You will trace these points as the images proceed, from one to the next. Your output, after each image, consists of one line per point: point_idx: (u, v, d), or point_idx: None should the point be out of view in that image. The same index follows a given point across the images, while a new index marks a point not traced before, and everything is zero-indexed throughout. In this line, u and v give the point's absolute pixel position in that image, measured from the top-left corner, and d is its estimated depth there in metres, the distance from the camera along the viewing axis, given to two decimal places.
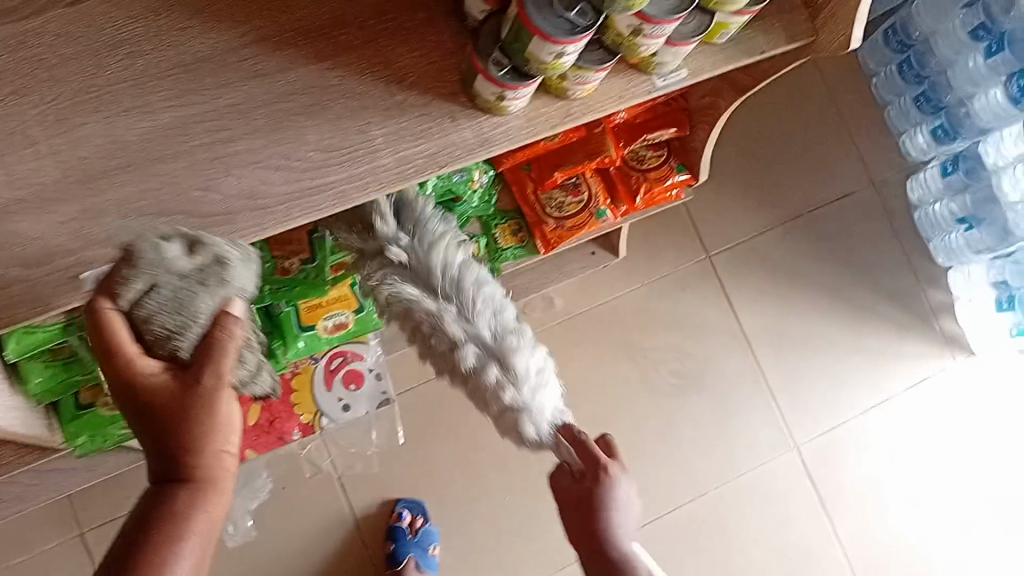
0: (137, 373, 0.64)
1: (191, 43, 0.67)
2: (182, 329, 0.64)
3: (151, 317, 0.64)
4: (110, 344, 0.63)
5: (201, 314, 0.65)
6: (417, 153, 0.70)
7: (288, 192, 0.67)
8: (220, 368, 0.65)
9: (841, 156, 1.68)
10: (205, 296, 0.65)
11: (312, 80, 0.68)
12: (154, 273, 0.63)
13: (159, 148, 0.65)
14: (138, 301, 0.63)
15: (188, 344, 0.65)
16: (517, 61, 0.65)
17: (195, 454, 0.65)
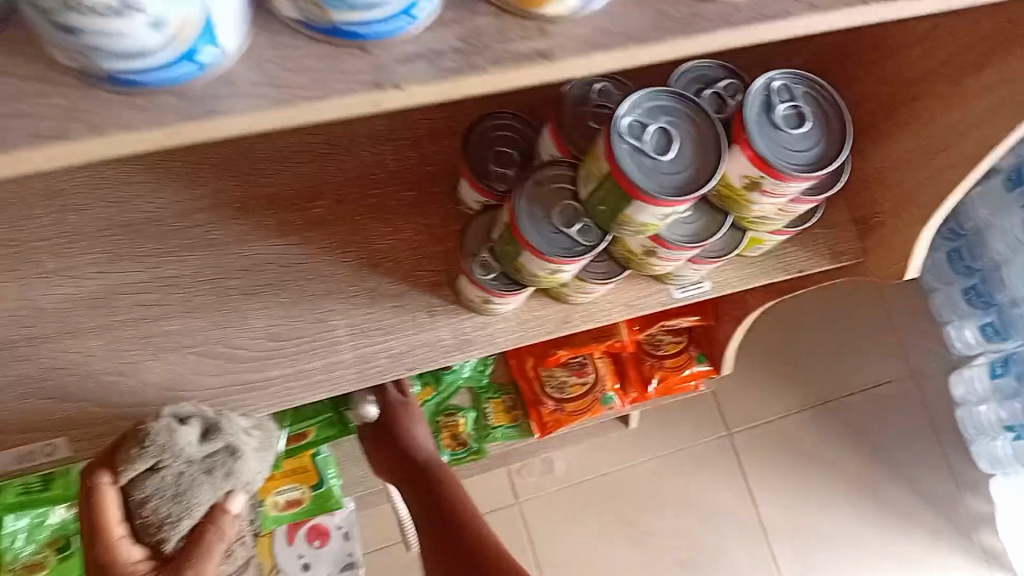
0: (115, 564, 0.51)
1: (137, 202, 0.58)
2: (173, 520, 0.52)
3: (146, 502, 0.51)
4: (98, 523, 0.51)
5: (197, 507, 0.52)
6: (380, 352, 0.59)
7: (220, 386, 0.56)
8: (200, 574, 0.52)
9: (880, 340, 1.56)
10: (209, 489, 0.52)
11: (271, 256, 0.59)
12: (159, 458, 0.50)
13: (76, 320, 0.55)
14: (138, 481, 0.51)
15: (179, 539, 0.53)
16: (506, 266, 0.56)
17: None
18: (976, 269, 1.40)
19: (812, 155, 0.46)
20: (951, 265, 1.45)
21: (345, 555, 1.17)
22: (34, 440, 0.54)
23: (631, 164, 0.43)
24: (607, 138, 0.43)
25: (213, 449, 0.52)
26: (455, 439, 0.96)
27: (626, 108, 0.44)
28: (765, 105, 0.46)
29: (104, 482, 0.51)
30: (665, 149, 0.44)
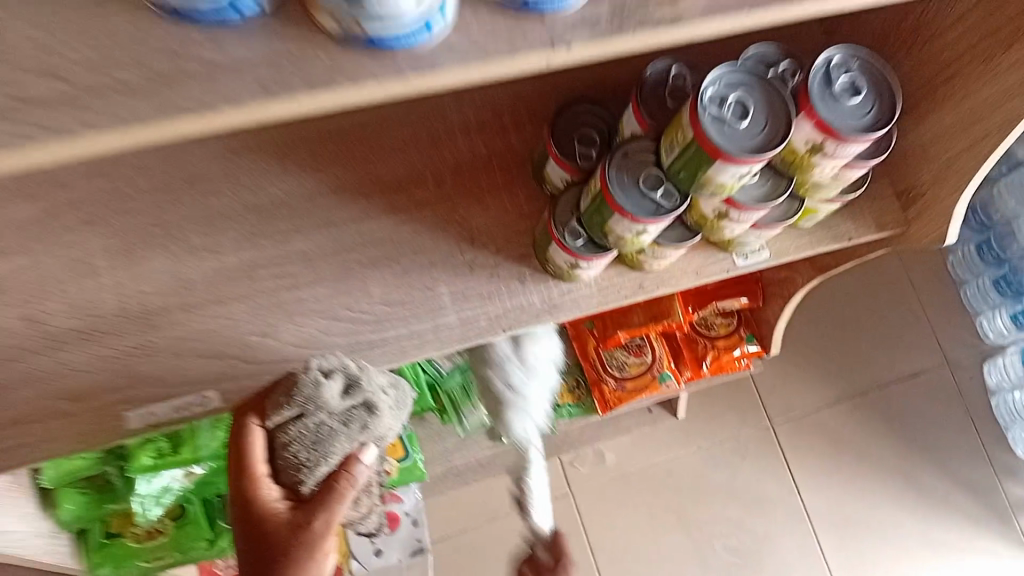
0: (257, 497, 0.62)
1: (268, 187, 0.67)
2: (311, 464, 0.63)
3: (289, 444, 0.63)
4: (246, 460, 0.63)
5: (333, 454, 0.63)
6: (480, 315, 0.67)
7: (345, 345, 0.65)
8: (330, 511, 0.62)
9: (915, 331, 1.62)
10: (343, 440, 0.63)
11: (383, 232, 0.67)
12: (306, 405, 0.61)
13: (222, 290, 0.64)
14: (283, 425, 0.62)
15: (313, 483, 0.63)
16: (593, 233, 0.64)
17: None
18: (1006, 260, 1.45)
19: (869, 121, 0.54)
20: (981, 257, 1.51)
21: (416, 539, 1.26)
22: (190, 391, 0.63)
23: (711, 128, 0.51)
24: (692, 107, 0.52)
25: (352, 403, 0.62)
26: None
27: (708, 81, 0.52)
28: (829, 75, 0.54)
29: (255, 422, 0.63)
30: (741, 117, 0.52)
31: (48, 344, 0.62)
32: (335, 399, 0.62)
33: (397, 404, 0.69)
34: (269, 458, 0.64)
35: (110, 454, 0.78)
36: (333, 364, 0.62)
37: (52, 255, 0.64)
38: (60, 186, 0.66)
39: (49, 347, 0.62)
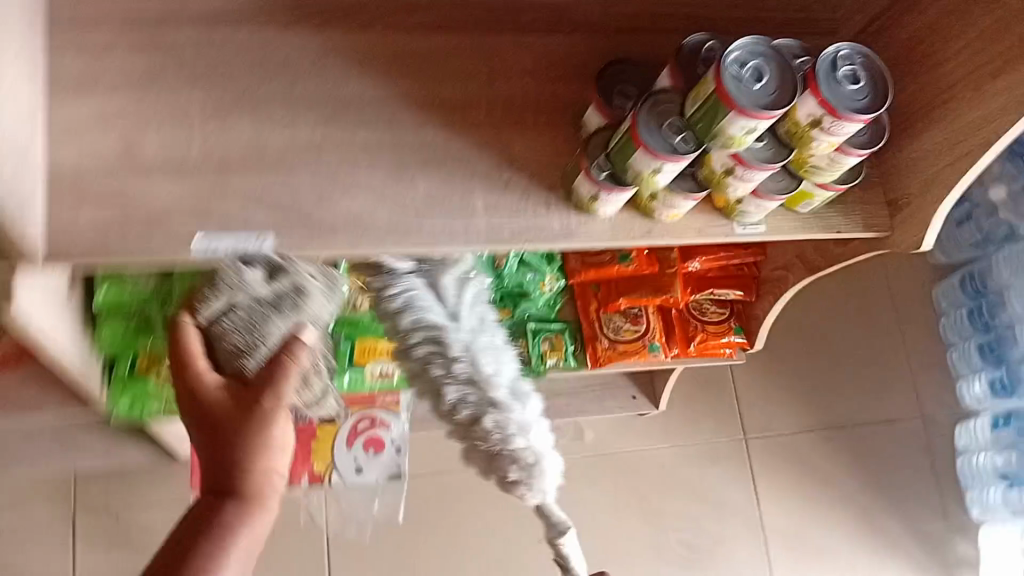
0: (204, 387, 0.77)
1: (346, 83, 0.78)
2: (251, 347, 0.81)
3: (224, 331, 0.81)
4: (186, 356, 0.78)
5: (270, 334, 0.81)
6: (506, 226, 0.77)
7: (385, 227, 0.75)
8: (276, 389, 0.76)
9: (896, 380, 1.70)
10: (275, 322, 0.82)
11: (436, 140, 0.78)
12: (235, 293, 0.80)
13: (292, 159, 0.75)
14: (215, 317, 0.81)
15: (255, 362, 0.80)
16: (617, 169, 0.73)
17: (249, 470, 0.75)
18: (993, 327, 1.54)
19: (863, 105, 0.65)
20: (971, 321, 1.59)
21: (395, 466, 1.33)
22: (253, 233, 0.72)
23: (732, 85, 0.62)
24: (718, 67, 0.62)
25: (278, 286, 0.81)
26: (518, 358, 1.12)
27: (732, 47, 0.63)
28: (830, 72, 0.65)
29: (189, 320, 0.81)
30: (754, 81, 0.63)
31: (139, 171, 0.72)
32: (254, 277, 0.79)
33: (329, 291, 0.87)
34: (208, 350, 0.82)
35: (160, 272, 0.92)
36: (242, 251, 0.79)
37: (157, 99, 0.74)
38: (173, 42, 0.76)
39: (140, 173, 0.72)
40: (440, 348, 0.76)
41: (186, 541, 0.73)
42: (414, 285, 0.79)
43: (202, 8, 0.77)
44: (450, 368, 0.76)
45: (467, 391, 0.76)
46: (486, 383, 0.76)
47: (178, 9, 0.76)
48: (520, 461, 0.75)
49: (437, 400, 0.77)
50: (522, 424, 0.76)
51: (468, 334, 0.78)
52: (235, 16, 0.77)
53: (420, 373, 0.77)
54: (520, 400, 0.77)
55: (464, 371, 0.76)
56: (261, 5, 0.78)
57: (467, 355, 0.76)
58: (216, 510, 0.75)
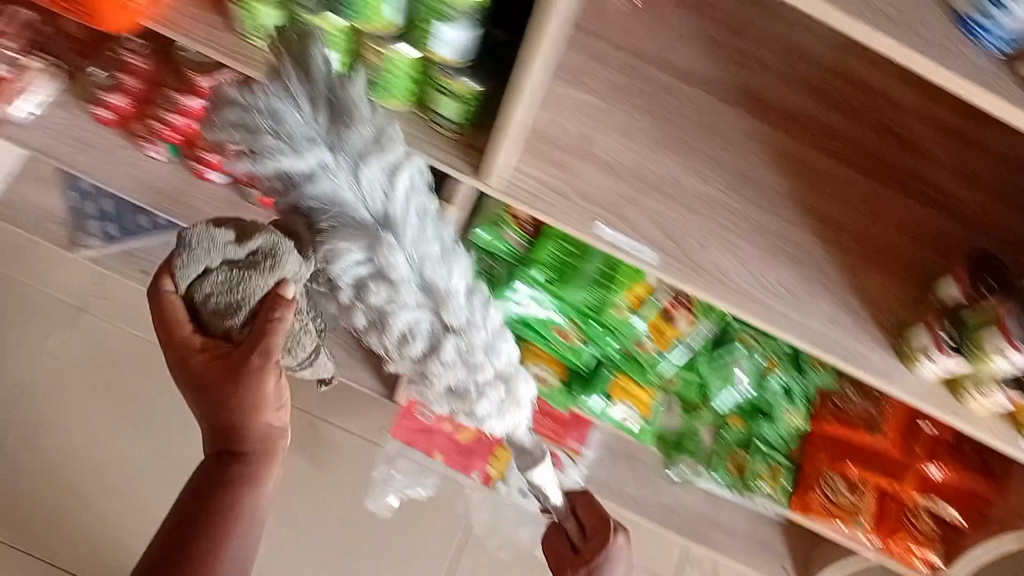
0: (193, 348, 0.76)
1: (760, 168, 0.90)
2: (234, 305, 0.73)
3: (209, 294, 0.73)
4: (171, 328, 0.75)
5: (253, 291, 0.72)
6: (835, 339, 0.86)
7: (739, 292, 0.86)
8: (265, 351, 0.74)
9: None
10: (257, 278, 0.72)
11: (807, 247, 0.89)
12: (208, 252, 0.71)
13: (695, 203, 0.88)
14: (194, 285, 0.73)
15: (242, 319, 0.74)
16: (962, 342, 0.83)
17: (246, 425, 0.81)
18: None
19: None
20: None
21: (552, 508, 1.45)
22: (641, 241, 0.85)
23: None
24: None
25: (252, 246, 0.72)
26: (735, 469, 1.17)
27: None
28: None
29: (171, 289, 0.74)
30: None
31: (583, 155, 0.86)
32: (223, 262, 0.72)
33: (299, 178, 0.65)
34: (195, 314, 0.76)
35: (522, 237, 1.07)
36: (210, 232, 0.71)
37: (619, 107, 0.88)
38: (652, 70, 0.90)
39: (583, 156, 0.86)
40: (376, 285, 0.69)
41: (209, 489, 0.84)
42: (341, 190, 0.66)
43: (683, 61, 0.91)
44: (395, 312, 0.70)
45: (420, 326, 0.72)
46: (438, 295, 0.71)
47: (666, 52, 0.91)
48: (491, 395, 0.77)
49: (380, 330, 0.72)
50: (490, 350, 0.76)
51: (410, 243, 0.69)
52: (703, 78, 0.91)
53: (369, 308, 0.70)
54: (481, 320, 0.74)
55: (416, 296, 0.70)
56: (728, 84, 0.92)
57: (392, 310, 0.70)
58: (228, 461, 0.85)
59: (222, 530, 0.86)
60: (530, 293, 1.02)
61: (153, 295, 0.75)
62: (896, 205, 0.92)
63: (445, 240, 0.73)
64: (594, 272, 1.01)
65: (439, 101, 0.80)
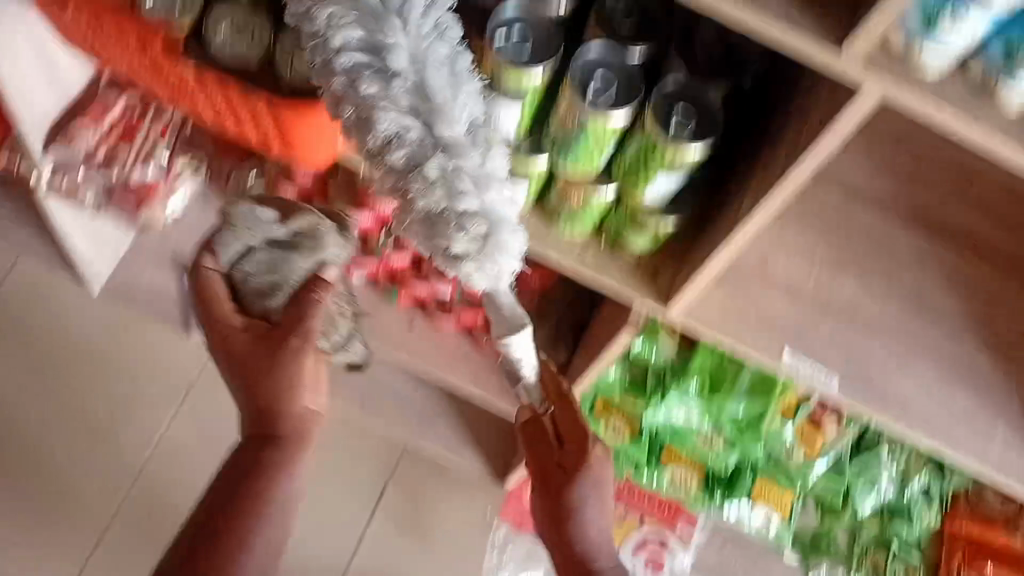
0: (230, 321, 0.88)
1: (931, 288, 0.92)
2: (275, 287, 0.87)
3: (249, 275, 0.86)
4: (211, 299, 0.87)
5: (292, 275, 0.86)
6: (1009, 464, 0.88)
7: (915, 417, 0.88)
8: (310, 329, 0.86)
9: None
10: (298, 261, 0.85)
11: (978, 368, 0.91)
12: (252, 233, 0.83)
13: (870, 325, 0.90)
14: (235, 266, 0.86)
15: (282, 300, 0.88)
16: None
17: (286, 403, 0.89)
18: None
19: None
20: None
21: None
22: (823, 369, 0.87)
23: None
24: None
25: (297, 227, 0.85)
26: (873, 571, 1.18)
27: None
28: None
29: (211, 266, 0.86)
30: None
31: (764, 280, 0.88)
32: (264, 246, 0.84)
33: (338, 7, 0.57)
34: (236, 295, 0.89)
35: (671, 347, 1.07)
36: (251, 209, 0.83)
37: (798, 229, 0.89)
38: (829, 190, 0.90)
39: (764, 282, 0.88)
40: (392, 66, 0.56)
41: (246, 466, 0.88)
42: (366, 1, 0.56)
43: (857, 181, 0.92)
44: (386, 109, 0.56)
45: (413, 135, 0.56)
46: (445, 116, 0.56)
47: (842, 169, 0.91)
48: (473, 229, 0.56)
49: (369, 140, 0.57)
50: (475, 184, 0.57)
51: (432, 66, 0.57)
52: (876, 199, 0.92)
53: (324, 63, 0.58)
54: (480, 159, 0.57)
55: (409, 99, 0.56)
56: (898, 203, 0.93)
57: (393, 49, 0.56)
58: (262, 442, 0.90)
59: (263, 512, 0.87)
60: (684, 405, 1.03)
61: (197, 273, 0.87)
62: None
63: (458, 60, 0.58)
64: (750, 387, 1.00)
65: (631, 233, 0.82)
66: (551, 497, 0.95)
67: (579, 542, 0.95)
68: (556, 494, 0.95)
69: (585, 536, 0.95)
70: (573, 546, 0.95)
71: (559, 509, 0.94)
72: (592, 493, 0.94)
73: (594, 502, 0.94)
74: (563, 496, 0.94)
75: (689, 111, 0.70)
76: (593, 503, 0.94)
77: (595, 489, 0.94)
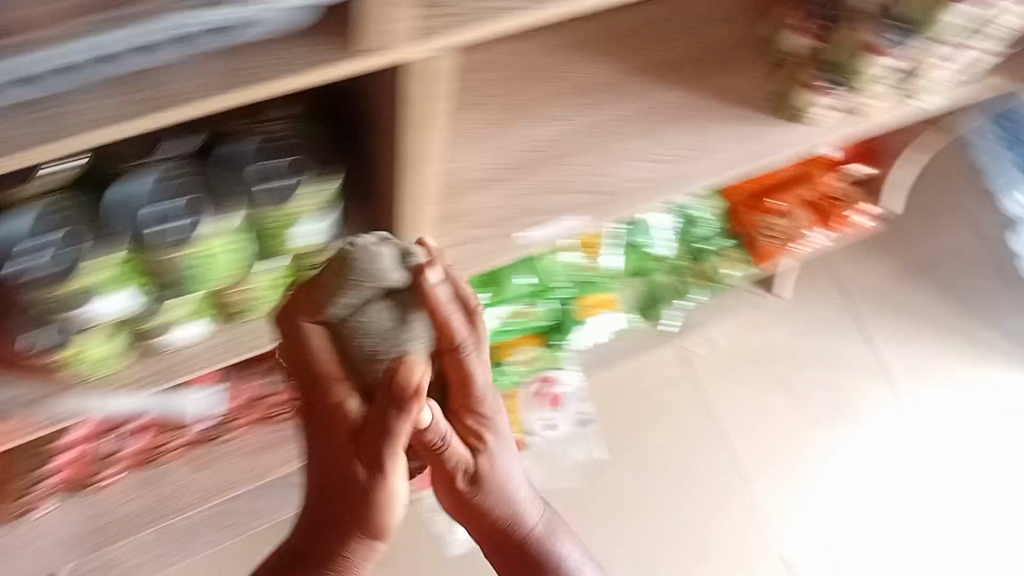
0: (337, 396, 0.60)
1: (583, 72, 0.91)
2: (386, 350, 0.59)
3: (363, 326, 0.59)
4: (315, 361, 0.60)
5: (405, 333, 0.59)
6: (746, 151, 0.91)
7: (658, 179, 0.88)
8: (395, 445, 0.57)
9: (954, 221, 1.90)
10: (419, 318, 0.60)
11: (668, 99, 0.92)
12: (367, 286, 0.58)
13: (569, 143, 0.87)
14: (355, 311, 0.59)
15: (392, 360, 0.59)
16: (845, 81, 0.91)
17: (371, 521, 0.59)
18: None
19: None
20: None
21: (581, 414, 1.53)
22: (552, 217, 0.84)
23: None
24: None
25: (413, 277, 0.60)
26: (705, 279, 1.26)
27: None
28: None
29: (307, 322, 0.60)
30: None
31: (466, 188, 0.83)
32: (390, 303, 0.60)
33: None
34: (342, 355, 0.61)
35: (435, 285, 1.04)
36: (385, 246, 0.59)
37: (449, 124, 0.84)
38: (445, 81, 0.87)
39: (468, 190, 0.83)
40: None
41: None
42: None
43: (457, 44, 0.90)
44: None
45: None
46: None
47: None
48: None
49: None
50: None
51: None
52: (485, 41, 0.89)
53: None
54: None
55: None
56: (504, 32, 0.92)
57: None
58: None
59: None
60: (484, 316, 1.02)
61: (289, 330, 0.61)
62: (697, 2, 0.98)
63: None
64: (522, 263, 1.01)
65: None
66: (439, 483, 0.65)
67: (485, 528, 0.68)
68: (450, 487, 0.65)
69: (510, 513, 0.67)
70: (496, 522, 0.67)
71: (461, 498, 0.66)
72: (490, 471, 0.65)
73: (503, 480, 0.65)
74: (448, 481, 0.64)
75: (264, 166, 0.68)
76: (503, 478, 0.65)
77: (503, 457, 0.66)
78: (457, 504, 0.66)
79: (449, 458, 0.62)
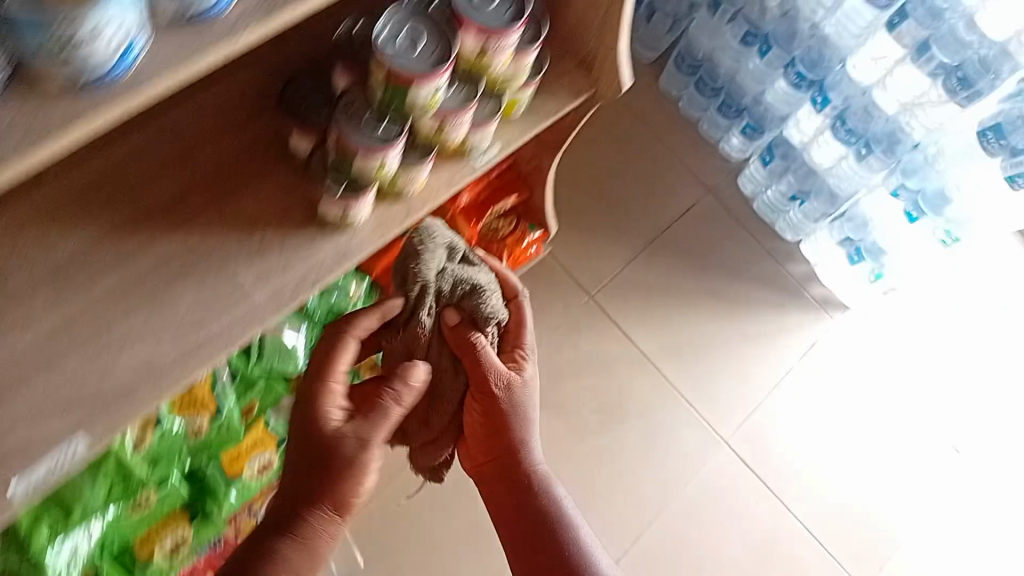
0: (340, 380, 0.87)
1: (56, 249, 0.72)
2: (483, 292, 0.94)
3: (441, 284, 0.94)
4: (331, 359, 0.87)
5: (481, 277, 0.96)
6: (285, 283, 0.76)
7: (176, 354, 0.73)
8: (382, 426, 0.84)
9: (674, 172, 1.83)
10: (481, 272, 0.96)
11: (176, 249, 0.75)
12: (439, 255, 0.94)
13: (49, 352, 0.70)
14: (438, 280, 0.94)
15: (491, 317, 0.95)
16: (349, 177, 0.74)
17: (364, 470, 0.83)
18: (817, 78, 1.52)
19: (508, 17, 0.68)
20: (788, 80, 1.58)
21: None
22: (63, 440, 0.68)
23: (394, 58, 0.64)
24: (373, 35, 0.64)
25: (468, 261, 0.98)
26: None
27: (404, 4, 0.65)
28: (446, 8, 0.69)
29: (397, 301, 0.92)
30: (415, 46, 0.65)
31: None
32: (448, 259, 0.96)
33: None
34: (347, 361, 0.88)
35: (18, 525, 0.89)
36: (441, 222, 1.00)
37: None
38: None
39: None
40: None
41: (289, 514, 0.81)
42: None
43: None
44: None
45: None
46: None
47: None
48: None
49: None
50: None
51: None
52: None
53: None
54: None
55: None
56: None
57: None
58: (298, 512, 0.81)
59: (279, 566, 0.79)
60: (72, 541, 0.87)
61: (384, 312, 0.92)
62: (195, 106, 0.79)
63: None
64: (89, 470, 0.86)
65: None
66: (482, 413, 0.94)
67: (523, 467, 0.95)
68: (486, 421, 0.95)
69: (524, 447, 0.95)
70: (496, 462, 0.96)
71: (501, 429, 0.94)
72: (526, 401, 0.95)
73: (531, 408, 0.95)
74: (495, 415, 0.94)
75: None
76: (528, 409, 0.95)
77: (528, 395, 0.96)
78: (509, 442, 0.95)
79: (496, 377, 0.92)
